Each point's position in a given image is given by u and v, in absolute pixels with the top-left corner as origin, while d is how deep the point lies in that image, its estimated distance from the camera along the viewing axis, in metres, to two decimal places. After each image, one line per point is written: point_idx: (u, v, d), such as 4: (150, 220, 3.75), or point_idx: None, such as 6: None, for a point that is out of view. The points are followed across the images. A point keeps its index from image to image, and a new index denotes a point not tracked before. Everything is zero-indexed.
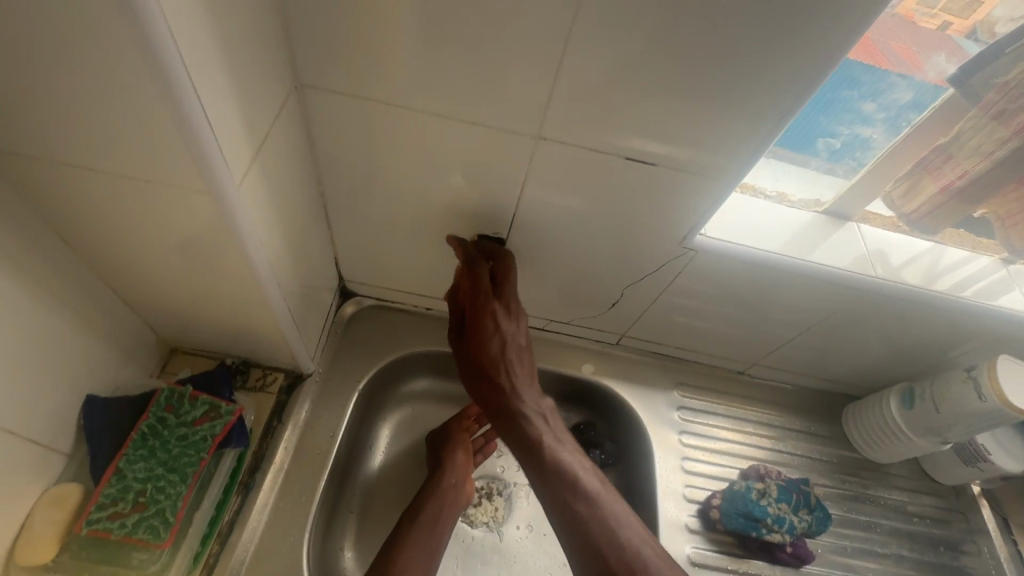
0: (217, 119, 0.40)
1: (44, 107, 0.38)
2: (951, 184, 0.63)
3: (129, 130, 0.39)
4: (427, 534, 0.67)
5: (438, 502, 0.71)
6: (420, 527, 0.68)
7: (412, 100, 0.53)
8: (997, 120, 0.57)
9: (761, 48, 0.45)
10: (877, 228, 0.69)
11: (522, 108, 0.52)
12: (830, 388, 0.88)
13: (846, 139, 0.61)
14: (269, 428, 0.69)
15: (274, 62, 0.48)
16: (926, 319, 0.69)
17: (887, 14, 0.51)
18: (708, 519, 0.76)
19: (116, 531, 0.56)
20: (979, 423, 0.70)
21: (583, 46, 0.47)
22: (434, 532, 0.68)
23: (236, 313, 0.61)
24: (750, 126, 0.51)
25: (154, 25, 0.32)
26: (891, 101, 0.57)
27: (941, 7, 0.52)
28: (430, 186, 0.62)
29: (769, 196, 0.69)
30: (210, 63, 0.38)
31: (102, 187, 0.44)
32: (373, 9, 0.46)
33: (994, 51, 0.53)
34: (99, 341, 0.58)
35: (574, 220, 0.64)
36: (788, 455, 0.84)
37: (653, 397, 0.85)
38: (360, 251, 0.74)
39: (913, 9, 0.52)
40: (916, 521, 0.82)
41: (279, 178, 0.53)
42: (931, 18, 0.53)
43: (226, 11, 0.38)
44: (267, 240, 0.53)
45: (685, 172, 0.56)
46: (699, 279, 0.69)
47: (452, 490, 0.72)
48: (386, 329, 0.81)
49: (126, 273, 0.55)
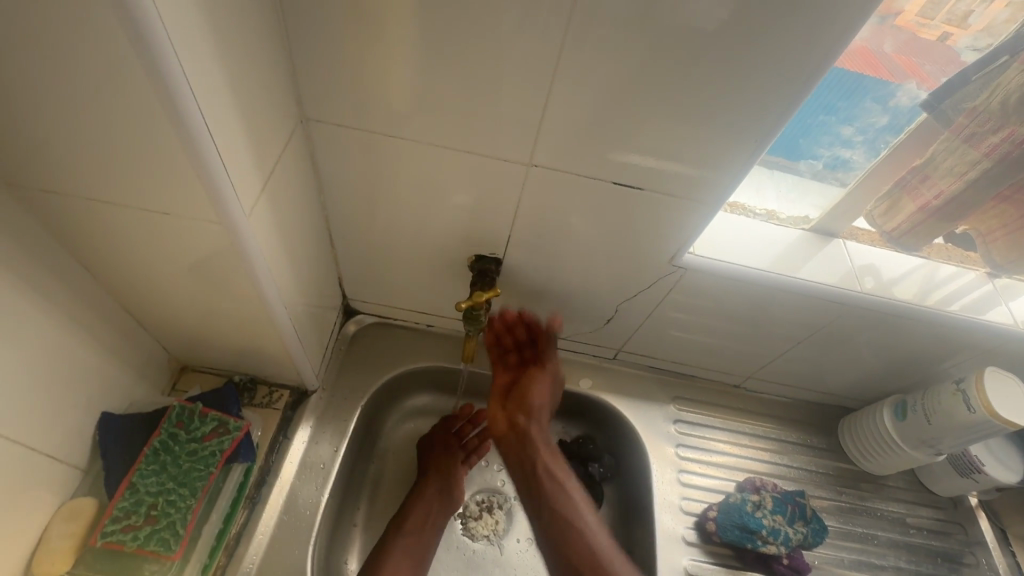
0: (229, 155, 0.43)
1: (71, 150, 0.41)
2: (928, 204, 0.64)
3: (147, 168, 0.42)
4: (411, 544, 0.70)
5: (424, 507, 0.74)
6: (405, 537, 0.71)
7: (411, 131, 0.56)
8: (969, 142, 0.59)
9: (738, 80, 0.48)
10: (863, 244, 0.71)
11: (514, 137, 0.55)
12: (825, 400, 0.89)
13: (828, 160, 0.65)
14: (275, 443, 0.71)
15: (281, 98, 0.51)
16: (915, 331, 0.71)
17: (884, 27, 0.52)
18: (705, 531, 0.77)
19: (130, 544, 0.58)
20: (969, 434, 0.72)
21: (570, 79, 0.50)
22: (419, 542, 0.71)
23: (244, 332, 0.64)
24: (733, 150, 0.54)
25: (175, 77, 0.35)
26: (868, 124, 0.61)
27: (941, 17, 0.53)
28: (430, 209, 0.65)
29: (757, 214, 0.71)
30: (224, 104, 0.41)
31: (121, 219, 0.47)
32: (373, 50, 0.50)
33: (961, 79, 0.55)
34: (114, 360, 0.61)
35: (567, 240, 0.67)
36: (784, 467, 0.85)
37: (650, 410, 0.86)
38: (363, 271, 0.76)
39: (912, 21, 0.52)
40: (914, 533, 0.83)
41: (286, 205, 0.56)
42: (930, 28, 0.54)
43: (237, 58, 0.42)
44: (275, 264, 0.56)
45: (671, 193, 0.59)
46: (690, 295, 0.71)
47: (438, 496, 0.75)
48: (388, 346, 0.84)
49: (141, 297, 0.58)
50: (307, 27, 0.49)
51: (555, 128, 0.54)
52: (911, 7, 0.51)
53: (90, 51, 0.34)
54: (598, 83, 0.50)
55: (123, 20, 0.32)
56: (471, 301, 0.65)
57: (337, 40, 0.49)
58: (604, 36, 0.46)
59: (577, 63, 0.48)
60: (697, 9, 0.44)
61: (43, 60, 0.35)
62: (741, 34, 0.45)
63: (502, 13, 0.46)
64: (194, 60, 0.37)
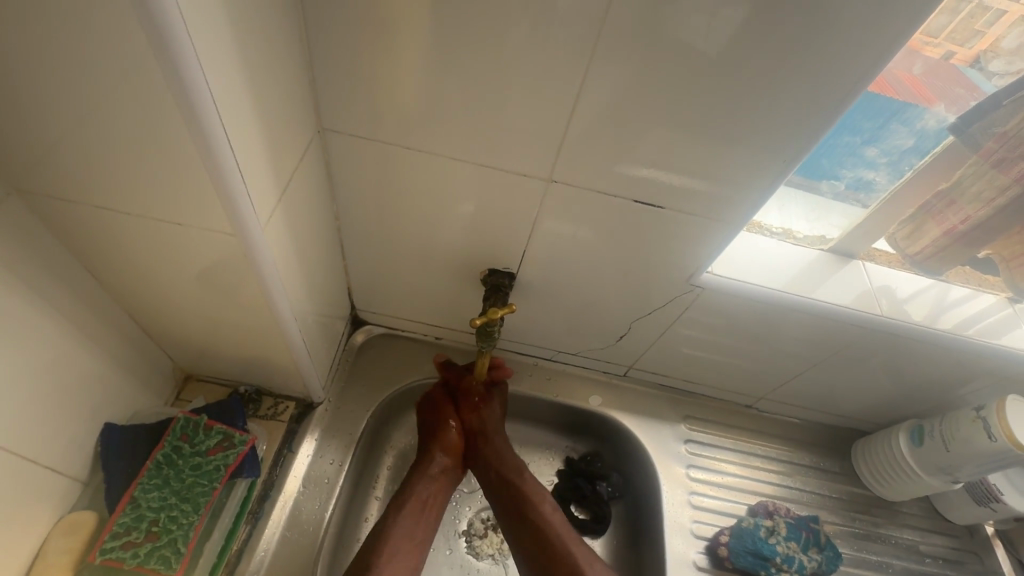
0: (248, 167, 0.42)
1: (83, 156, 0.40)
2: (954, 228, 0.63)
3: (163, 177, 0.41)
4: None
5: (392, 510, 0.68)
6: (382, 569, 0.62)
7: (428, 144, 0.55)
8: (997, 168, 0.58)
9: (764, 102, 0.47)
10: (882, 266, 0.70)
11: (534, 152, 0.54)
12: (838, 423, 0.88)
13: (849, 181, 0.64)
14: (279, 457, 0.70)
15: (300, 108, 0.50)
16: (933, 356, 0.69)
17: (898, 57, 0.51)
18: (716, 556, 0.75)
19: (130, 561, 0.56)
20: (990, 463, 0.70)
21: (595, 96, 0.49)
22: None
23: (252, 343, 0.63)
24: (758, 170, 0.53)
25: (197, 89, 0.34)
26: (893, 146, 0.59)
27: (944, 36, 0.51)
28: (444, 221, 0.64)
29: (774, 232, 0.70)
30: (244, 112, 0.40)
31: (133, 228, 0.46)
32: (392, 62, 0.49)
33: (992, 102, 0.54)
34: (119, 369, 0.60)
35: (583, 255, 0.65)
36: (797, 491, 0.84)
37: (661, 430, 0.85)
38: (374, 282, 0.75)
39: (918, 39, 0.51)
40: (929, 562, 0.81)
41: (301, 217, 0.55)
42: (934, 48, 0.52)
43: (258, 69, 0.41)
44: (287, 274, 0.55)
45: (693, 211, 0.58)
46: (707, 314, 0.70)
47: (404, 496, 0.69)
48: (395, 358, 0.83)
49: (149, 305, 0.57)
50: (330, 39, 0.48)
51: (577, 143, 0.53)
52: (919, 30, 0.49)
53: (112, 60, 0.33)
54: (623, 100, 0.49)
55: (151, 31, 0.31)
56: (485, 316, 0.63)
57: (357, 52, 0.49)
58: (633, 52, 0.45)
59: (601, 82, 0.48)
60: (726, 26, 0.43)
61: (61, 66, 0.34)
62: (773, 56, 0.44)
63: (529, 27, 0.45)
64: (218, 69, 0.36)
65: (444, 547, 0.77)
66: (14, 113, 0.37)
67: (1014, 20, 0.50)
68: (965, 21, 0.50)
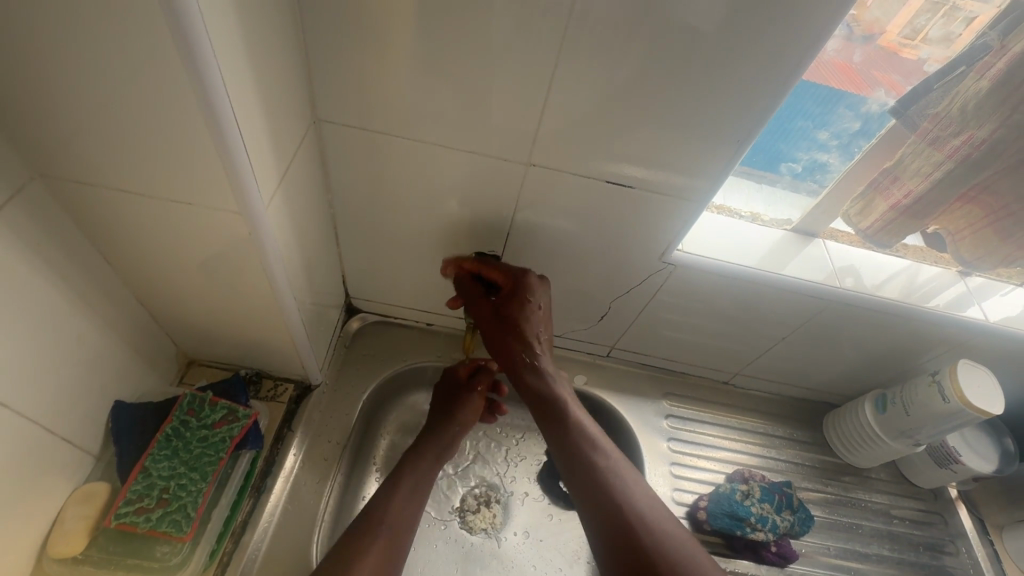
0: (252, 152, 0.46)
1: (102, 141, 0.44)
2: (899, 202, 0.67)
3: (174, 160, 0.45)
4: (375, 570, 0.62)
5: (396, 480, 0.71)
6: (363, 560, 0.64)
7: (415, 132, 0.59)
8: (932, 145, 0.62)
9: (719, 88, 0.52)
10: (841, 244, 0.76)
11: (513, 138, 0.59)
12: (811, 396, 0.93)
13: (806, 163, 0.69)
14: (281, 435, 0.73)
15: (297, 98, 0.55)
16: (892, 325, 0.74)
17: (846, 44, 0.56)
18: (696, 520, 0.80)
19: (142, 525, 0.59)
20: (946, 423, 0.75)
21: (566, 84, 0.53)
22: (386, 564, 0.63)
23: (251, 326, 0.66)
24: (717, 151, 0.57)
25: (206, 77, 0.38)
26: (842, 129, 0.65)
27: (920, 36, 0.57)
28: (432, 208, 0.68)
29: (742, 215, 0.76)
30: (248, 100, 0.44)
31: (144, 210, 0.50)
32: (381, 56, 0.53)
33: (925, 86, 0.59)
34: (125, 350, 0.63)
35: (564, 238, 0.70)
36: (772, 460, 0.88)
37: (643, 406, 0.89)
38: (367, 268, 0.79)
39: (893, 41, 0.57)
40: (897, 523, 0.86)
41: (299, 200, 0.59)
42: (913, 48, 0.58)
43: (259, 61, 0.45)
44: (287, 257, 0.59)
45: (661, 192, 0.62)
46: (679, 292, 0.75)
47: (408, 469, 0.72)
48: (389, 343, 0.87)
49: (155, 288, 0.61)
50: (323, 33, 0.52)
51: (554, 127, 0.57)
52: (893, 28, 0.56)
53: (130, 49, 0.37)
54: (595, 87, 0.53)
55: (168, 25, 0.35)
56: None
57: (349, 45, 0.53)
58: (603, 37, 0.49)
59: (572, 72, 0.52)
60: (682, 17, 0.47)
61: (85, 56, 0.38)
62: (725, 45, 0.49)
63: (504, 22, 0.49)
64: (226, 57, 0.40)
65: (439, 522, 0.81)
66: (41, 101, 0.41)
67: (980, 25, 0.56)
68: (936, 23, 0.56)
